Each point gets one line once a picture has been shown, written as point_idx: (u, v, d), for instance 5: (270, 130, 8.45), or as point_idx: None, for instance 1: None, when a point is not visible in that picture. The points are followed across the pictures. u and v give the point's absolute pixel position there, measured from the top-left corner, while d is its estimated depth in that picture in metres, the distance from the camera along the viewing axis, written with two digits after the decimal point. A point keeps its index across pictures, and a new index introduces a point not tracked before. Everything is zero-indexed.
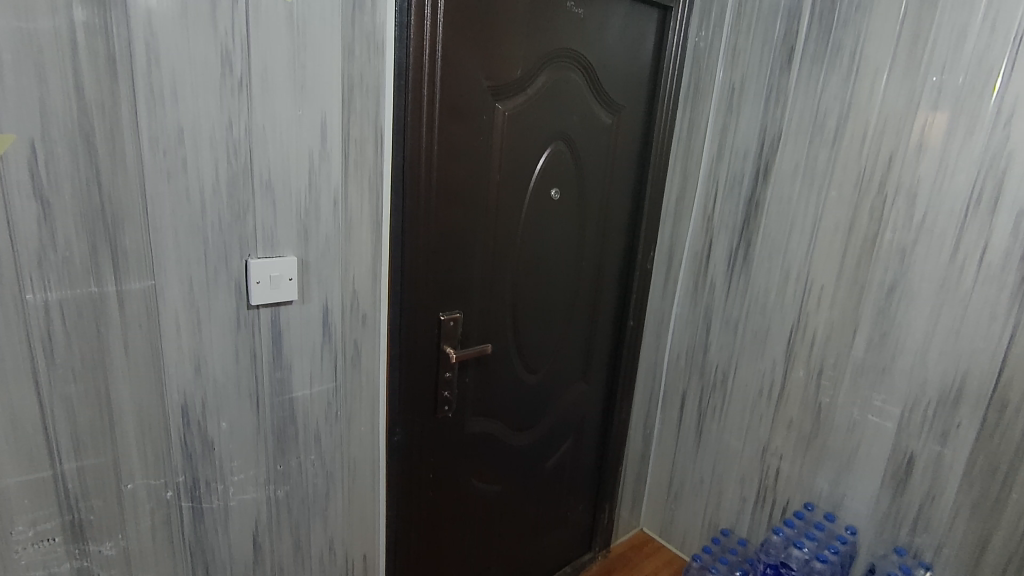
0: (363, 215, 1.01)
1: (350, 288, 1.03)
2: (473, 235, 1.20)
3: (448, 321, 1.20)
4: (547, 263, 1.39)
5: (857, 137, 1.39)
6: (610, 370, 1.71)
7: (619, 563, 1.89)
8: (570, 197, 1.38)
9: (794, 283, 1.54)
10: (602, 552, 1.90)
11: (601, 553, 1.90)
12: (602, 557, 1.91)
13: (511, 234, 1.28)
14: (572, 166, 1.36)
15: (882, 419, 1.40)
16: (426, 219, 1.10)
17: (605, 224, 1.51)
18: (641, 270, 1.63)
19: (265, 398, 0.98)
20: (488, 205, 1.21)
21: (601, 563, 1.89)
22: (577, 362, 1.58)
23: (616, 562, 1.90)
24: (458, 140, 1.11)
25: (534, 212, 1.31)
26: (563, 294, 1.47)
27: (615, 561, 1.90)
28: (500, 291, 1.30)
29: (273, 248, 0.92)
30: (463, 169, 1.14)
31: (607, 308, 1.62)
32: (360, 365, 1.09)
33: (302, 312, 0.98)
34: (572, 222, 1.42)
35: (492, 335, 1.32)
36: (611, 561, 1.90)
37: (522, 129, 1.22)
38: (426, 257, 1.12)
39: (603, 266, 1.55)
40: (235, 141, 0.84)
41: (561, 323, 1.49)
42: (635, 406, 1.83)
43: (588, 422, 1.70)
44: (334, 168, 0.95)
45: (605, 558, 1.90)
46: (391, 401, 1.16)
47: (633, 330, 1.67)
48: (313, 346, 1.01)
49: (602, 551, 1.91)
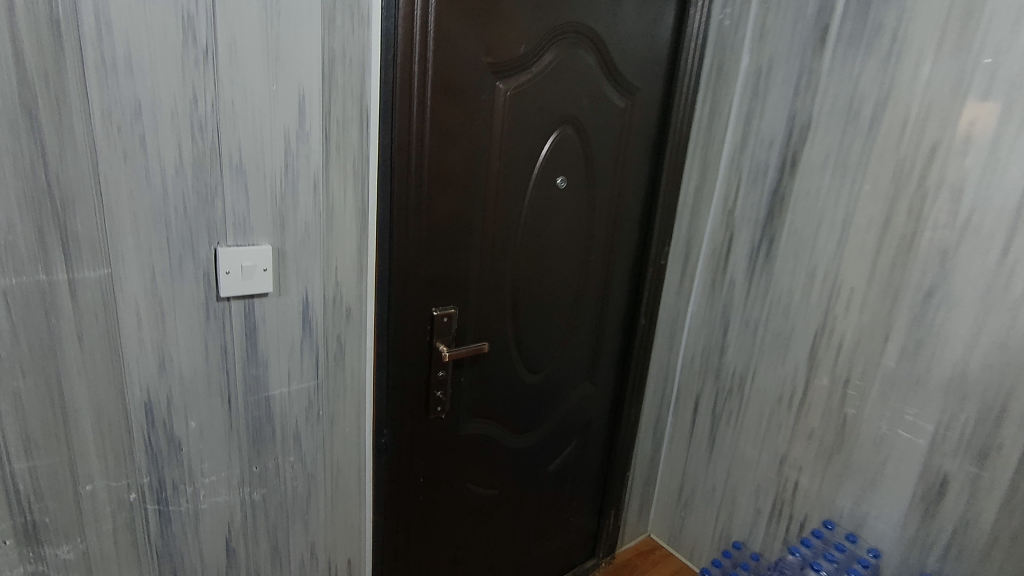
0: (346, 201, 0.94)
1: (332, 280, 0.96)
2: (470, 226, 1.12)
3: (442, 316, 1.12)
4: (551, 256, 1.30)
5: (897, 126, 1.26)
6: (619, 371, 1.61)
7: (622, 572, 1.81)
8: (577, 185, 1.29)
9: (821, 285, 1.43)
10: (603, 561, 1.82)
11: (603, 561, 1.82)
12: (604, 566, 1.82)
13: (513, 225, 1.20)
14: (581, 152, 1.26)
15: (914, 435, 1.29)
16: (416, 206, 1.02)
17: (615, 216, 1.41)
18: (654, 266, 1.53)
19: (237, 396, 0.91)
20: (487, 193, 1.13)
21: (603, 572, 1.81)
22: (583, 361, 1.50)
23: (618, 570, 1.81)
24: (453, 122, 1.02)
25: (537, 202, 1.22)
26: (568, 289, 1.38)
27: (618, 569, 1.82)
28: (499, 286, 1.22)
29: (246, 235, 0.85)
30: (458, 154, 1.05)
31: (617, 305, 1.52)
32: (344, 363, 1.02)
33: (280, 306, 0.92)
34: (579, 213, 1.32)
35: (490, 332, 1.24)
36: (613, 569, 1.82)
37: (526, 111, 1.12)
38: (417, 248, 1.05)
39: (613, 261, 1.46)
40: (200, 118, 0.77)
41: (565, 319, 1.40)
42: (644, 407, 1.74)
43: (594, 424, 1.61)
44: (314, 149, 0.88)
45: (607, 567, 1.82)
46: (379, 400, 1.09)
47: (645, 330, 1.58)
48: (292, 341, 0.95)
49: (603, 560, 1.83)
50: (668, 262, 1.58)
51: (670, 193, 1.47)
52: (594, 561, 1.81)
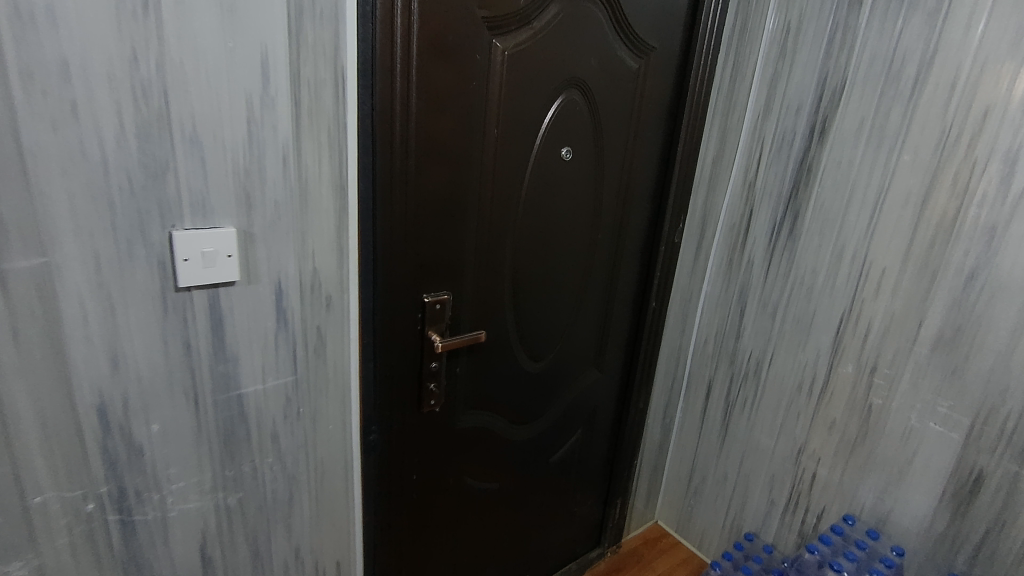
0: (323, 178, 0.83)
1: (309, 266, 0.86)
2: (465, 203, 1.01)
3: (434, 303, 1.03)
4: (555, 236, 1.20)
5: (944, 88, 1.12)
6: (628, 356, 1.52)
7: (629, 561, 1.75)
8: (585, 157, 1.17)
9: (849, 266, 1.31)
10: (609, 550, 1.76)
11: (608, 550, 1.76)
12: (610, 555, 1.76)
13: (513, 202, 1.09)
14: (588, 120, 1.14)
15: (946, 430, 1.19)
16: (403, 181, 0.91)
17: (626, 190, 1.29)
18: (668, 245, 1.41)
19: (205, 395, 0.83)
20: (484, 167, 1.01)
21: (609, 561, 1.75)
22: (589, 347, 1.40)
23: (625, 558, 1.75)
24: (444, 85, 0.91)
25: (540, 176, 1.11)
26: (573, 270, 1.27)
27: (625, 558, 1.76)
28: (498, 269, 1.12)
29: (206, 217, 0.75)
30: (451, 122, 0.94)
31: (626, 286, 1.42)
32: (326, 356, 0.93)
33: (250, 296, 0.82)
34: (586, 188, 1.21)
35: (488, 318, 1.14)
36: (620, 557, 1.76)
37: (527, 73, 1.00)
38: (404, 229, 0.94)
39: (623, 240, 1.35)
40: (144, 80, 0.66)
41: (571, 302, 1.30)
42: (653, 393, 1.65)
43: (600, 412, 1.52)
44: (282, 117, 0.76)
45: (613, 556, 1.76)
46: (365, 395, 1.00)
47: (656, 313, 1.47)
48: (264, 334, 0.85)
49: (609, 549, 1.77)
50: (682, 240, 1.46)
51: (687, 165, 1.35)
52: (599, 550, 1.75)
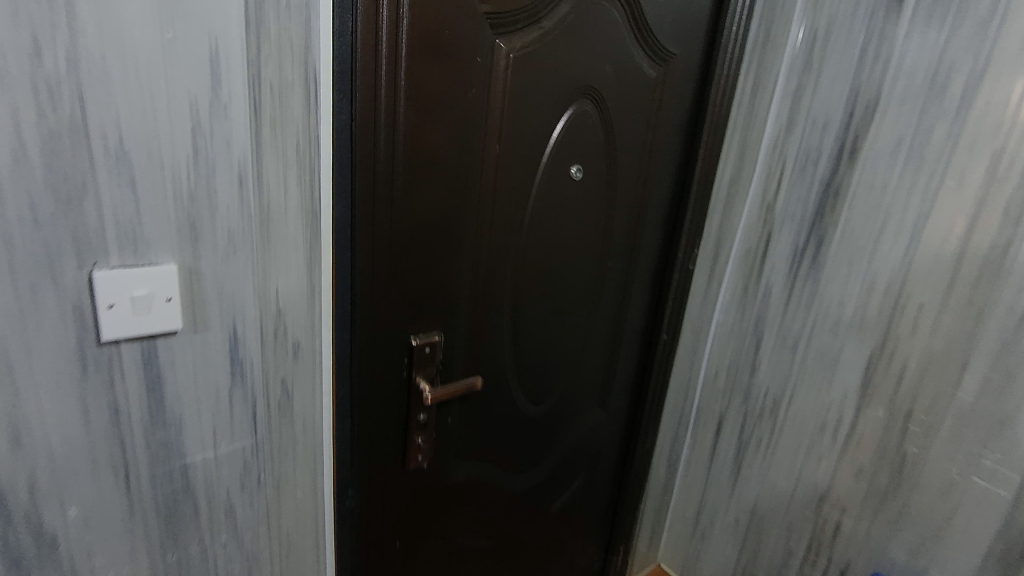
0: (288, 203, 0.67)
1: (272, 308, 0.71)
2: (461, 229, 0.87)
3: (423, 346, 0.88)
4: (561, 264, 1.06)
5: (996, 107, 1.01)
6: (635, 391, 1.38)
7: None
8: (596, 175, 1.03)
9: (882, 298, 1.19)
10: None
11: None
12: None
13: (516, 227, 0.94)
14: (601, 134, 1.00)
15: (993, 485, 1.07)
16: (388, 205, 0.76)
17: (638, 212, 1.16)
18: (681, 273, 1.27)
19: (140, 469, 0.67)
20: (483, 187, 0.87)
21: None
22: (594, 384, 1.26)
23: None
24: (439, 93, 0.76)
25: (546, 197, 0.97)
26: (580, 301, 1.13)
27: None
28: (497, 303, 0.98)
29: (139, 253, 0.59)
30: (446, 137, 0.79)
31: (635, 317, 1.28)
32: (293, 412, 0.78)
33: (197, 345, 0.66)
34: (596, 210, 1.07)
35: (484, 360, 0.99)
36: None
37: (535, 79, 0.86)
38: (389, 261, 0.79)
39: (632, 266, 1.21)
40: (50, 78, 0.50)
41: (576, 337, 1.16)
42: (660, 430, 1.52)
43: (604, 453, 1.38)
44: (237, 128, 0.61)
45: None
46: (340, 454, 0.85)
47: (667, 346, 1.34)
48: (215, 390, 0.70)
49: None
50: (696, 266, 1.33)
51: (705, 184, 1.21)
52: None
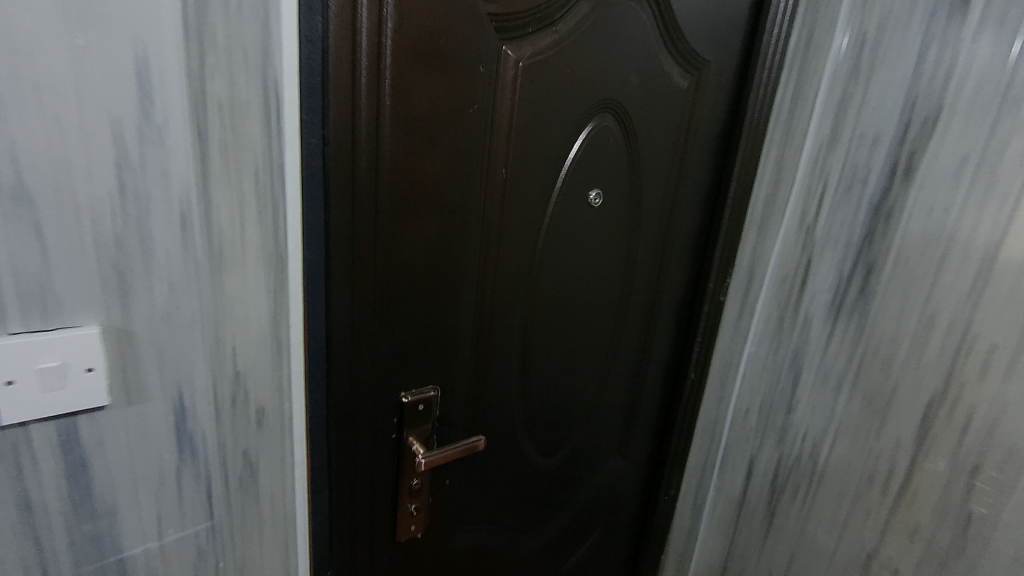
0: (246, 248, 0.54)
1: (230, 372, 0.58)
2: (463, 268, 0.74)
3: (417, 403, 0.75)
4: (577, 302, 0.93)
5: None
6: (658, 435, 1.24)
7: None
8: (617, 200, 0.90)
9: (945, 336, 0.92)
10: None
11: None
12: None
13: (527, 264, 0.82)
14: (624, 153, 0.87)
15: None
16: (373, 245, 0.64)
17: (665, 239, 1.02)
18: (712, 305, 1.12)
19: (61, 571, 0.55)
20: (489, 218, 0.75)
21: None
22: (614, 430, 1.12)
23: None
24: (436, 111, 0.64)
25: (560, 227, 0.84)
26: (599, 341, 1.00)
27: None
28: (505, 351, 0.85)
29: (51, 316, 0.47)
30: (444, 163, 0.67)
31: (658, 354, 1.14)
32: (259, 491, 0.65)
33: (134, 420, 0.54)
34: (617, 240, 0.94)
35: (489, 414, 0.86)
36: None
37: (549, 93, 0.74)
38: (376, 309, 0.67)
39: (657, 300, 1.08)
40: None
41: (594, 380, 1.03)
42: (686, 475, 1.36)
43: (624, 503, 1.24)
44: (179, 159, 0.49)
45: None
46: (318, 529, 0.73)
47: (695, 387, 1.19)
48: (160, 472, 0.57)
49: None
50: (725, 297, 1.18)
51: (740, 207, 1.06)
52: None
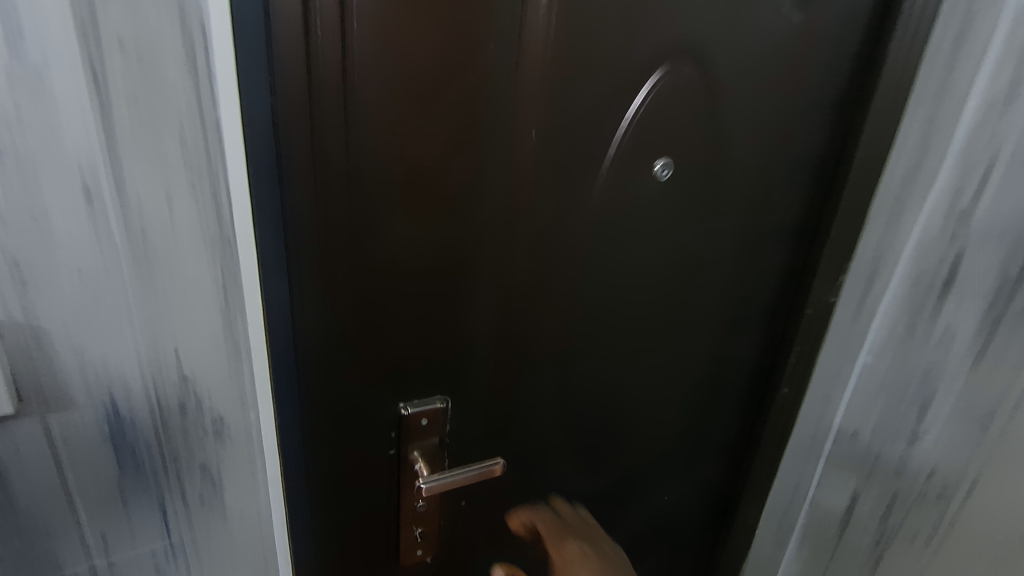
0: (173, 224, 0.43)
1: (175, 371, 0.48)
2: (473, 258, 0.59)
3: (419, 417, 0.63)
4: (632, 305, 0.74)
5: None
6: (737, 469, 1.00)
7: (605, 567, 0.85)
8: (691, 174, 0.70)
9: None
10: (552, 538, 0.81)
11: (552, 533, 0.81)
12: (560, 524, 0.81)
13: (562, 257, 0.64)
14: (703, 111, 0.67)
15: None
16: (343, 224, 0.51)
17: (759, 225, 0.79)
18: (818, 311, 0.86)
19: None
20: (509, 195, 0.58)
21: (574, 514, 0.83)
22: (678, 455, 0.92)
23: (592, 557, 0.84)
24: (432, 51, 0.48)
25: (610, 207, 0.65)
26: (662, 350, 0.80)
27: (596, 563, 0.84)
28: (533, 360, 0.69)
29: None
30: (448, 126, 0.52)
31: (743, 369, 0.91)
32: (224, 505, 0.56)
33: (61, 429, 0.46)
34: (689, 225, 0.73)
35: (512, 432, 0.72)
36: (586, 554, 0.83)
37: (596, 26, 0.55)
38: (355, 303, 0.54)
39: (746, 303, 0.84)
40: None
41: (654, 396, 0.84)
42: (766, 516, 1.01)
43: (686, 537, 1.04)
44: (71, 113, 0.38)
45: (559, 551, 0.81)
46: (302, 549, 0.64)
47: (789, 415, 0.93)
48: (102, 486, 0.50)
49: (552, 527, 0.81)
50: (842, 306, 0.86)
51: (874, 179, 0.79)
52: (545, 506, 0.81)
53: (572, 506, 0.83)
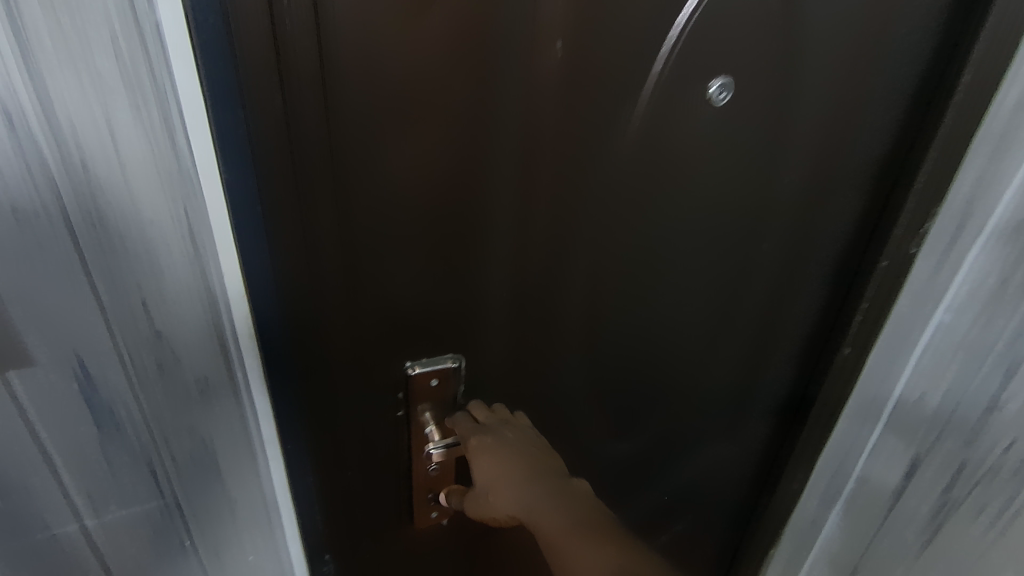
0: (119, 152, 0.37)
1: (147, 322, 0.43)
2: (481, 195, 0.52)
3: (427, 378, 0.59)
4: (677, 255, 0.64)
5: None
6: (784, 438, 0.90)
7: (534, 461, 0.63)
8: (752, 97, 0.57)
9: None
10: (467, 443, 0.62)
11: (466, 437, 0.62)
12: (474, 429, 0.62)
13: (593, 200, 0.55)
14: (777, 16, 0.54)
15: None
16: (315, 151, 0.45)
17: (834, 159, 0.65)
18: (894, 262, 0.72)
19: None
20: (523, 124, 0.50)
21: (499, 418, 0.64)
22: (719, 417, 0.83)
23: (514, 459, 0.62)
24: None
25: (653, 137, 0.55)
26: (706, 304, 0.70)
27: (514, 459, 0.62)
28: (557, 315, 0.61)
29: None
30: (450, 39, 0.44)
31: (801, 329, 0.79)
32: (218, 464, 0.52)
33: (30, 399, 0.41)
34: (746, 159, 0.61)
35: (533, 392, 0.66)
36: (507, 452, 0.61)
37: None
38: (341, 241, 0.49)
39: (812, 252, 0.72)
40: None
41: (694, 354, 0.74)
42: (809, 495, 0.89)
43: (721, 506, 0.95)
44: None
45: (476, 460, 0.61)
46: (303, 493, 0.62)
47: (845, 382, 0.81)
48: (85, 458, 0.45)
49: (466, 431, 0.62)
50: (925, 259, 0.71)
51: (988, 102, 0.62)
52: (460, 412, 0.63)
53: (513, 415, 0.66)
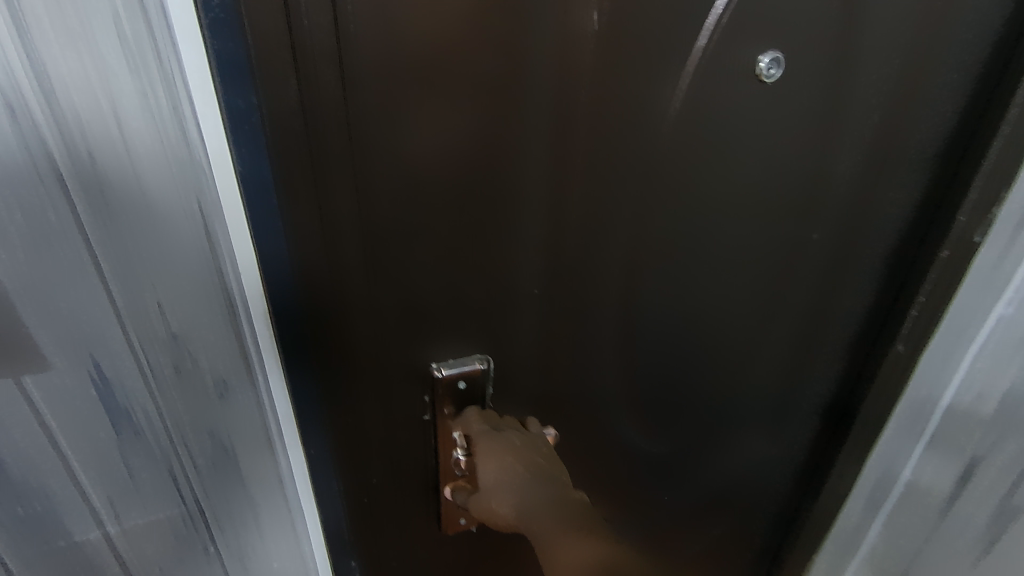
0: (130, 139, 0.35)
1: (164, 321, 0.41)
2: (508, 183, 0.48)
3: (454, 380, 0.56)
4: (722, 244, 0.60)
5: None
6: (834, 446, 0.81)
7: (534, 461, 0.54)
8: (809, 71, 0.52)
9: None
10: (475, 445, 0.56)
11: (475, 439, 0.56)
12: (484, 431, 0.57)
13: (629, 186, 0.52)
14: None
15: None
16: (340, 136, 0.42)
17: (896, 137, 0.60)
18: (958, 251, 0.67)
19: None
20: (556, 107, 0.46)
21: (509, 425, 0.59)
22: (763, 421, 0.77)
23: (518, 461, 0.54)
24: None
25: (696, 117, 0.51)
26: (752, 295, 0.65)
27: (518, 464, 0.54)
28: (593, 310, 0.58)
29: None
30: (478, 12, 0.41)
31: (855, 324, 0.72)
32: (236, 469, 0.50)
33: (49, 409, 0.39)
34: (800, 140, 0.56)
35: (565, 392, 0.62)
36: (513, 453, 0.54)
37: None
38: (359, 230, 0.46)
39: (869, 240, 0.66)
40: None
41: (738, 351, 0.69)
42: (862, 498, 0.84)
43: (761, 522, 0.87)
44: None
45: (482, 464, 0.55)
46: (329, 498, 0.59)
47: (900, 380, 0.75)
48: (105, 469, 0.42)
49: (477, 432, 0.57)
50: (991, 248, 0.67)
51: None
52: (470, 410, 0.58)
53: (524, 422, 0.61)
